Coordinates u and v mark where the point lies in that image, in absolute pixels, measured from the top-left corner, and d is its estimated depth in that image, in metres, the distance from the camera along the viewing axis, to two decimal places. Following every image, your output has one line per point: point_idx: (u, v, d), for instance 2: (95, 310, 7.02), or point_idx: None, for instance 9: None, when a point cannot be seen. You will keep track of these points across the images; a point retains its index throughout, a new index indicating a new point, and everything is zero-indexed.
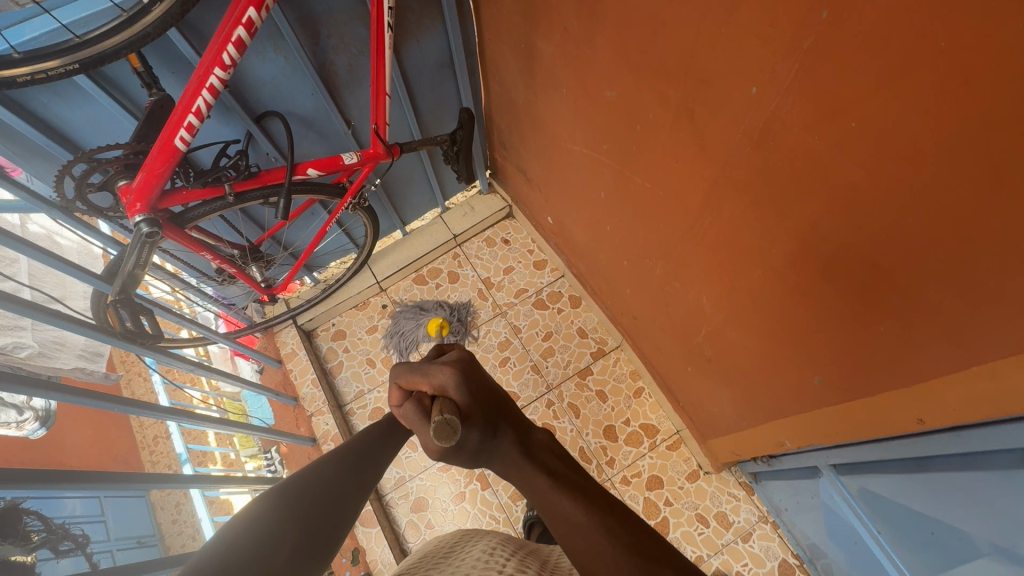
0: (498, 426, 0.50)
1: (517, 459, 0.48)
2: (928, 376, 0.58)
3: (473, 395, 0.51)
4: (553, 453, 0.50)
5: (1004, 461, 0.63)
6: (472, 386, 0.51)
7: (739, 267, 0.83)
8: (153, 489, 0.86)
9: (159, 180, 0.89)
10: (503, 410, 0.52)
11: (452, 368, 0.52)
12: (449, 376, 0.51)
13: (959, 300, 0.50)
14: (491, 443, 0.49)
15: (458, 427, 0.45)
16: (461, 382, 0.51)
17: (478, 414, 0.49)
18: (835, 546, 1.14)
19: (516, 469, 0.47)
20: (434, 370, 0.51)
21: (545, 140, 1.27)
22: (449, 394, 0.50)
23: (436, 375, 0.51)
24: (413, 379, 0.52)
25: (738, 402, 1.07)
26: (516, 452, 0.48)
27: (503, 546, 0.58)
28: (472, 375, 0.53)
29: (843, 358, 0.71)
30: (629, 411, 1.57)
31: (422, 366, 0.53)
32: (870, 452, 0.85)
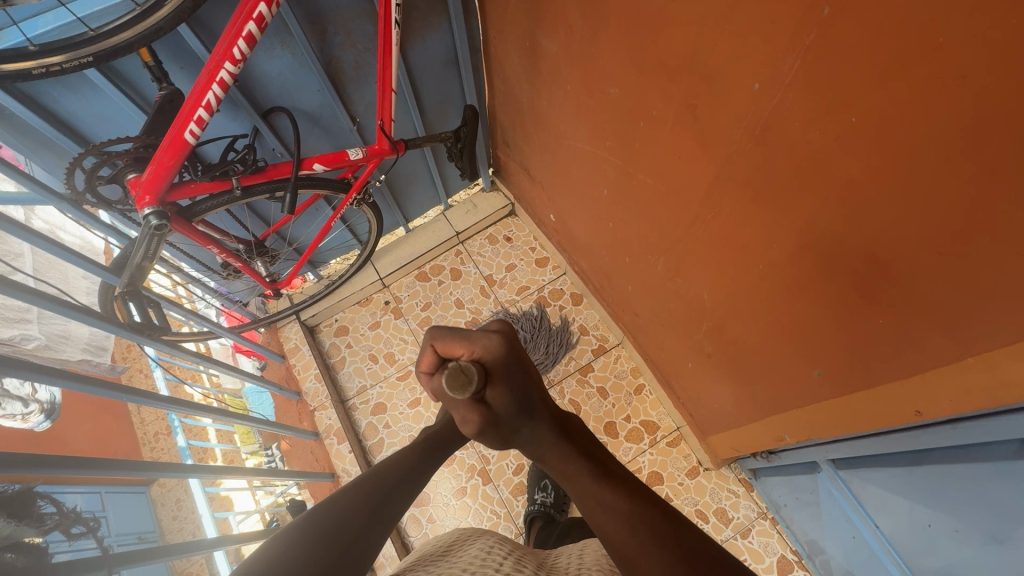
0: (535, 410, 0.50)
1: (551, 441, 0.50)
2: (924, 368, 0.60)
3: (516, 369, 0.48)
4: (586, 439, 0.53)
5: (1000, 452, 0.64)
6: (514, 358, 0.48)
7: (740, 263, 0.84)
8: (152, 477, 0.86)
9: (168, 173, 0.89)
10: (538, 389, 0.51)
11: (499, 335, 0.48)
12: (495, 345, 0.47)
13: (956, 293, 0.51)
14: (526, 422, 0.50)
15: (474, 376, 0.45)
16: (505, 353, 0.48)
17: (514, 385, 0.48)
18: (835, 542, 1.15)
19: (550, 450, 0.50)
20: (479, 335, 0.46)
21: (549, 137, 1.28)
22: (489, 364, 0.47)
23: (479, 342, 0.47)
24: (449, 344, 0.47)
25: (738, 397, 1.09)
26: (548, 432, 0.50)
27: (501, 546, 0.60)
28: (517, 347, 0.49)
29: (840, 351, 0.72)
30: (629, 408, 1.58)
31: (462, 330, 0.47)
32: (868, 446, 0.87)
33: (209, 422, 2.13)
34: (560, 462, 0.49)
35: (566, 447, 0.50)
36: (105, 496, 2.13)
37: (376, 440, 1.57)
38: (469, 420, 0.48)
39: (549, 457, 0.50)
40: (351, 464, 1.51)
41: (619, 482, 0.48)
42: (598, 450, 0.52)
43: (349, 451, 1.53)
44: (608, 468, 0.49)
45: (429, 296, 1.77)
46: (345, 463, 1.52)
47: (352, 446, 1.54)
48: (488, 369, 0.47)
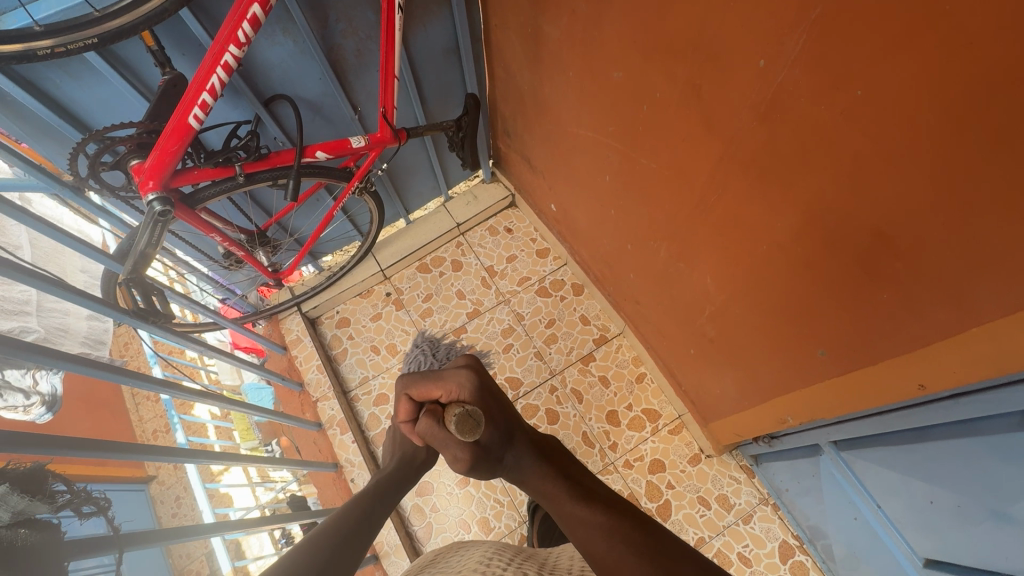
0: (511, 434, 0.58)
1: (531, 461, 0.57)
2: (928, 341, 0.60)
3: (488, 396, 0.58)
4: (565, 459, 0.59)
5: (1000, 426, 0.65)
6: (486, 390, 0.58)
7: (743, 245, 0.84)
8: (147, 460, 0.81)
9: (172, 159, 0.89)
10: (512, 417, 0.59)
11: (468, 372, 0.58)
12: (464, 380, 0.57)
13: (961, 262, 0.52)
14: (507, 448, 0.57)
15: (481, 419, 0.55)
16: (477, 385, 0.57)
17: (493, 419, 0.57)
18: (836, 524, 1.17)
19: (532, 473, 0.56)
20: (450, 375, 0.57)
21: (551, 126, 1.28)
22: (464, 397, 0.57)
23: (450, 381, 0.57)
24: (425, 388, 0.58)
25: (740, 381, 1.09)
26: (530, 453, 0.57)
27: (498, 551, 0.66)
28: (486, 378, 0.59)
29: (843, 328, 0.73)
30: (631, 396, 1.58)
31: (434, 375, 0.58)
32: (871, 425, 0.87)
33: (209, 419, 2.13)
34: (542, 483, 0.54)
35: (545, 468, 0.56)
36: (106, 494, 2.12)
37: (379, 432, 1.57)
38: (459, 457, 0.57)
39: (532, 480, 0.55)
40: (355, 454, 1.51)
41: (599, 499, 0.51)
42: (568, 464, 0.57)
43: (352, 441, 1.53)
44: (587, 489, 0.52)
45: (430, 288, 1.77)
46: (349, 453, 1.52)
47: (355, 436, 1.54)
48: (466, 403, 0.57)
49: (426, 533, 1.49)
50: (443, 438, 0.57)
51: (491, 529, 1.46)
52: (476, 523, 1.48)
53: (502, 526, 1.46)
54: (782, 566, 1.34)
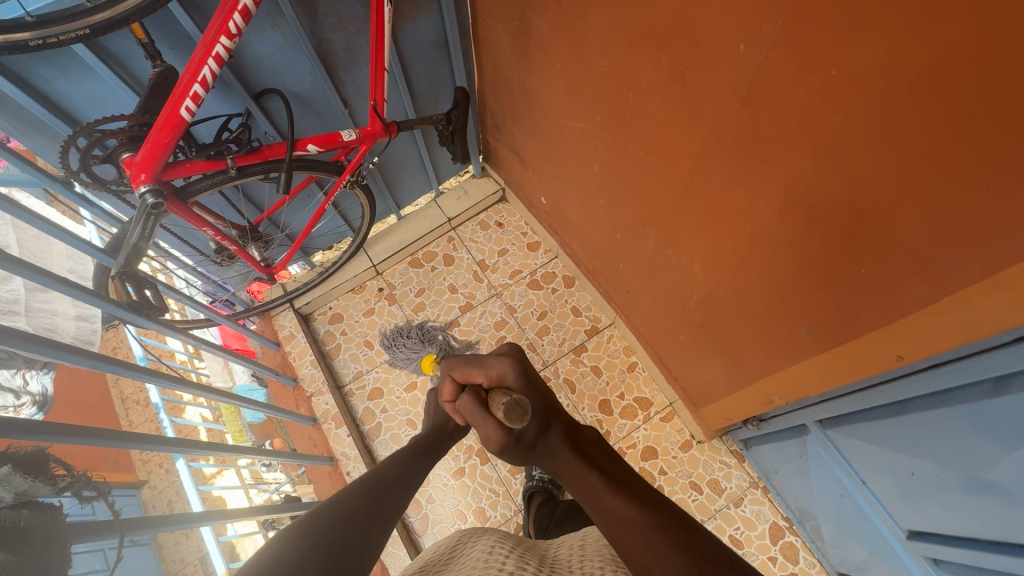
0: (547, 423, 0.56)
1: (569, 456, 0.53)
2: (903, 312, 0.63)
3: (527, 386, 0.58)
4: (600, 451, 0.56)
5: (974, 395, 0.68)
6: (526, 380, 0.59)
7: (728, 228, 0.87)
8: (136, 449, 0.79)
9: (164, 151, 0.90)
10: (550, 406, 0.58)
11: (510, 361, 0.60)
12: (507, 368, 0.59)
13: (933, 234, 0.54)
14: (544, 438, 0.55)
15: (527, 408, 0.54)
16: (517, 374, 0.59)
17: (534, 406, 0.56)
18: (824, 504, 1.20)
19: (567, 464, 0.53)
20: (493, 362, 0.60)
21: (539, 118, 1.30)
22: (507, 383, 0.59)
23: (493, 366, 0.60)
24: (469, 371, 0.60)
25: (728, 364, 1.12)
26: (565, 446, 0.54)
27: (499, 546, 0.62)
28: (526, 370, 0.60)
29: (825, 306, 0.75)
30: (623, 385, 1.61)
31: (479, 360, 0.61)
32: (854, 402, 0.90)
33: (201, 420, 2.11)
34: (577, 475, 0.51)
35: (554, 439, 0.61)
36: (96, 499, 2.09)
37: (375, 427, 1.58)
38: (491, 438, 0.54)
39: (568, 472, 0.52)
40: (350, 448, 1.51)
41: (631, 489, 0.49)
42: (604, 458, 0.54)
43: (347, 435, 1.53)
44: (621, 481, 0.50)
45: (422, 282, 1.78)
46: (344, 447, 1.52)
47: (350, 430, 1.54)
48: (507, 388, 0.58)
49: (422, 525, 1.49)
50: (481, 417, 0.55)
51: (487, 519, 1.48)
52: (472, 512, 1.49)
53: (498, 515, 1.48)
54: (773, 547, 1.38)
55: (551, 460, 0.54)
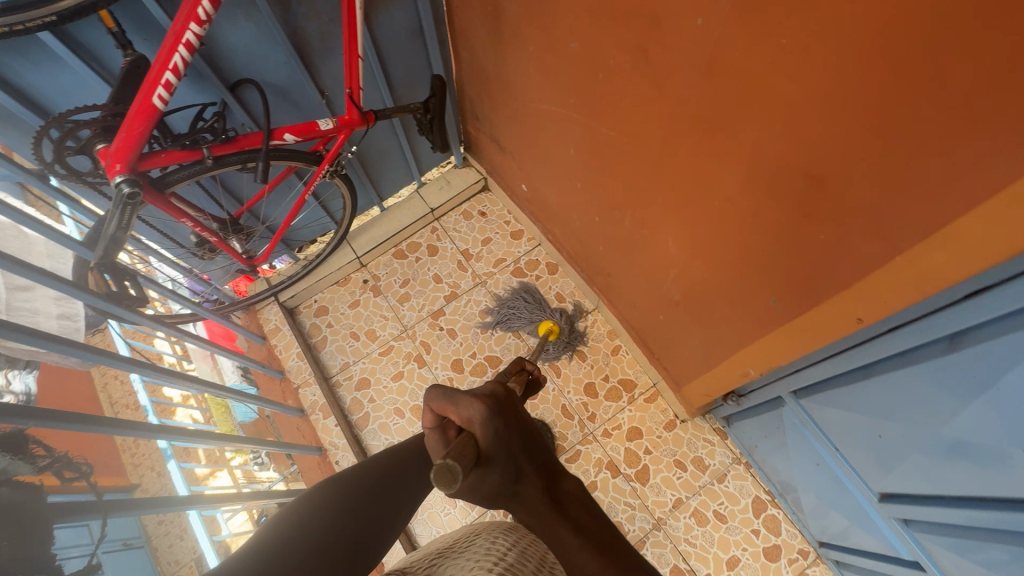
0: (520, 470, 0.48)
1: (543, 510, 0.46)
2: (860, 274, 0.66)
3: (497, 434, 0.49)
4: (580, 504, 0.48)
5: (929, 355, 0.71)
6: (499, 426, 0.50)
7: (697, 202, 0.89)
8: (112, 433, 0.79)
9: (138, 140, 0.90)
10: (528, 449, 0.50)
11: (483, 403, 0.51)
12: (478, 412, 0.50)
13: (881, 194, 0.57)
14: (511, 488, 0.47)
15: (457, 469, 0.42)
16: (487, 420, 0.50)
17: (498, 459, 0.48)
18: (802, 475, 1.24)
19: (537, 519, 0.46)
20: (462, 401, 0.51)
21: (516, 104, 1.31)
22: (475, 430, 0.49)
23: (465, 407, 0.51)
24: (441, 408, 0.52)
25: (705, 341, 1.14)
26: (542, 500, 0.46)
27: (501, 538, 0.64)
28: (501, 414, 0.51)
29: (789, 274, 0.78)
30: (607, 367, 1.63)
31: (453, 395, 0.52)
32: (823, 370, 0.93)
33: (188, 422, 2.09)
34: (547, 530, 0.46)
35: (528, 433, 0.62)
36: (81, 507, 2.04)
37: (364, 418, 1.59)
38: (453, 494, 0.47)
39: (537, 526, 0.46)
40: (338, 437, 1.52)
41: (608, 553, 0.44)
42: (585, 513, 0.47)
43: (335, 425, 1.54)
44: (595, 537, 0.45)
45: (407, 273, 1.79)
46: (332, 437, 1.53)
47: (338, 420, 1.55)
48: (473, 434, 0.49)
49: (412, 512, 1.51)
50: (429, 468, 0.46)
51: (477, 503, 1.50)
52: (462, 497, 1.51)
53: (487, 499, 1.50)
54: (755, 520, 1.42)
55: (523, 511, 0.47)
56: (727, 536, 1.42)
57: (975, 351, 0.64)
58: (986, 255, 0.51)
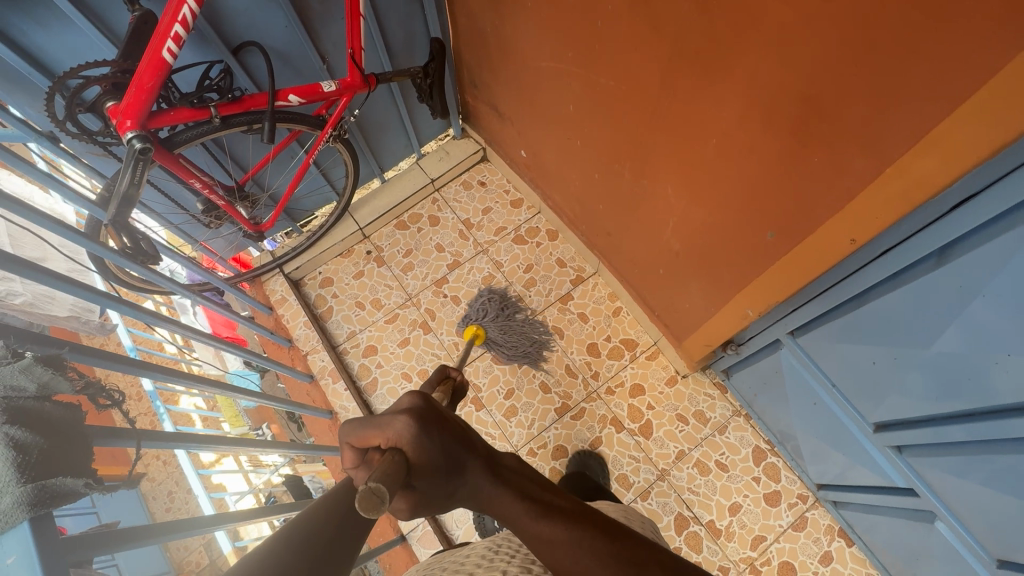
0: (462, 461, 0.46)
1: (490, 490, 0.46)
2: (851, 194, 0.69)
3: (432, 442, 0.45)
4: (523, 476, 0.49)
5: (920, 274, 0.74)
6: (431, 432, 0.45)
7: (694, 145, 0.92)
8: (94, 363, 0.74)
9: (149, 95, 0.91)
10: (467, 442, 0.47)
11: (407, 415, 0.45)
12: (403, 428, 0.44)
13: (873, 108, 0.60)
14: (457, 480, 0.46)
15: (388, 497, 0.38)
16: (418, 431, 0.44)
17: (437, 466, 0.45)
18: (801, 420, 1.28)
19: (488, 499, 0.46)
20: (384, 420, 0.45)
21: (514, 66, 1.33)
22: (403, 448, 0.44)
23: (391, 427, 0.44)
24: (363, 435, 0.45)
25: (705, 288, 1.18)
26: (486, 478, 0.46)
27: (494, 537, 0.74)
28: (430, 424, 0.45)
29: (786, 204, 0.81)
30: (609, 328, 1.66)
31: (373, 418, 0.45)
32: (819, 305, 0.97)
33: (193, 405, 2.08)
34: (501, 507, 0.46)
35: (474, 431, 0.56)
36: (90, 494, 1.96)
37: (373, 385, 1.62)
38: (399, 508, 0.46)
39: (490, 505, 0.47)
40: (348, 400, 1.56)
41: (555, 512, 0.46)
42: (528, 483, 0.49)
43: (344, 389, 1.58)
44: (542, 502, 0.46)
45: (409, 244, 1.81)
46: (342, 400, 1.56)
47: (347, 384, 1.58)
48: (403, 450, 0.44)
49: None
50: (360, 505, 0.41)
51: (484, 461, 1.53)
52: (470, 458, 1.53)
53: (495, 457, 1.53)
54: (756, 468, 1.47)
55: (468, 495, 0.47)
56: (729, 484, 1.47)
57: (961, 263, 0.68)
58: (968, 156, 0.54)
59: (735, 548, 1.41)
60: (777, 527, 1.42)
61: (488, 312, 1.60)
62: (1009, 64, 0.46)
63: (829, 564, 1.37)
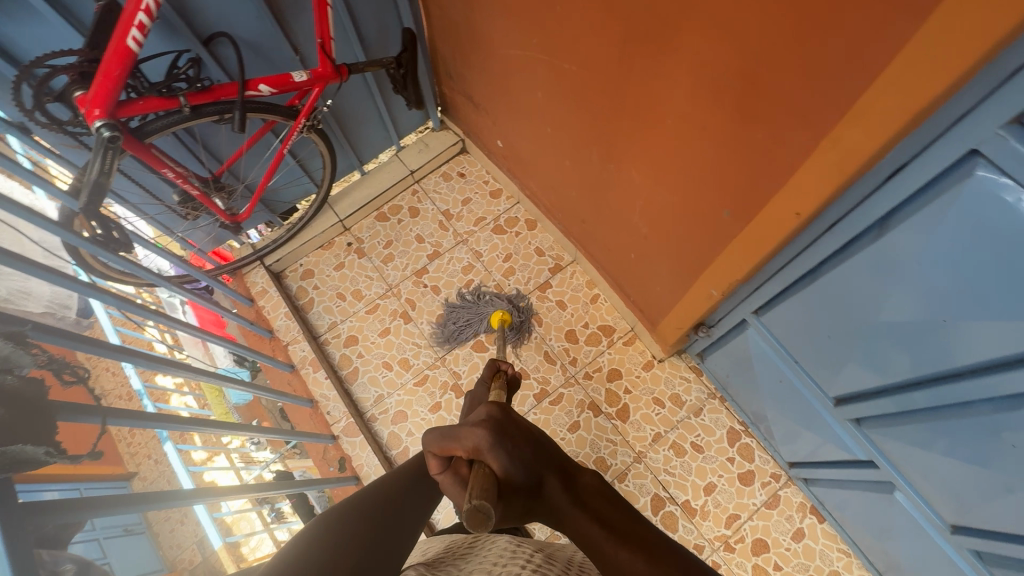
0: (543, 476, 0.57)
1: (568, 506, 0.54)
2: (795, 167, 0.71)
3: (507, 453, 0.57)
4: (601, 496, 0.56)
5: (864, 246, 0.77)
6: (505, 443, 0.57)
7: (652, 126, 0.94)
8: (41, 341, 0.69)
9: (116, 84, 0.93)
10: (544, 456, 0.58)
11: (483, 428, 0.59)
12: (482, 439, 0.58)
13: (807, 81, 0.62)
14: (535, 493, 0.56)
15: (491, 513, 0.50)
16: (494, 443, 0.57)
17: (523, 482, 0.56)
18: (771, 399, 1.31)
19: (567, 515, 0.54)
20: (465, 434, 0.59)
21: (485, 54, 1.34)
22: (484, 456, 0.57)
23: (468, 437, 0.59)
24: (447, 446, 0.60)
25: (673, 270, 1.20)
26: (562, 497, 0.55)
27: (519, 538, 0.77)
28: (504, 435, 0.58)
29: (737, 180, 0.83)
30: (587, 315, 1.69)
31: (455, 432, 0.60)
32: (778, 282, 0.99)
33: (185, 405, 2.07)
34: (580, 524, 0.53)
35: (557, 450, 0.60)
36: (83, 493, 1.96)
37: (355, 375, 1.64)
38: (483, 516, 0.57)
39: (568, 521, 0.54)
40: (329, 389, 1.57)
41: (631, 541, 0.50)
42: (605, 504, 0.55)
43: (325, 377, 1.59)
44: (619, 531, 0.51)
45: (390, 235, 1.83)
46: (323, 389, 1.58)
47: (327, 373, 1.60)
48: (486, 461, 0.57)
49: (402, 455, 1.52)
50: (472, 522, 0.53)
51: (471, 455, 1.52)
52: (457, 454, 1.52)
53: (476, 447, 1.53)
54: (730, 449, 1.50)
55: (551, 510, 0.55)
56: (704, 465, 1.50)
57: (898, 233, 0.70)
58: (892, 125, 0.57)
59: (709, 526, 1.44)
60: (751, 506, 1.45)
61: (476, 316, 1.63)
62: (923, 27, 0.48)
63: (801, 540, 1.40)
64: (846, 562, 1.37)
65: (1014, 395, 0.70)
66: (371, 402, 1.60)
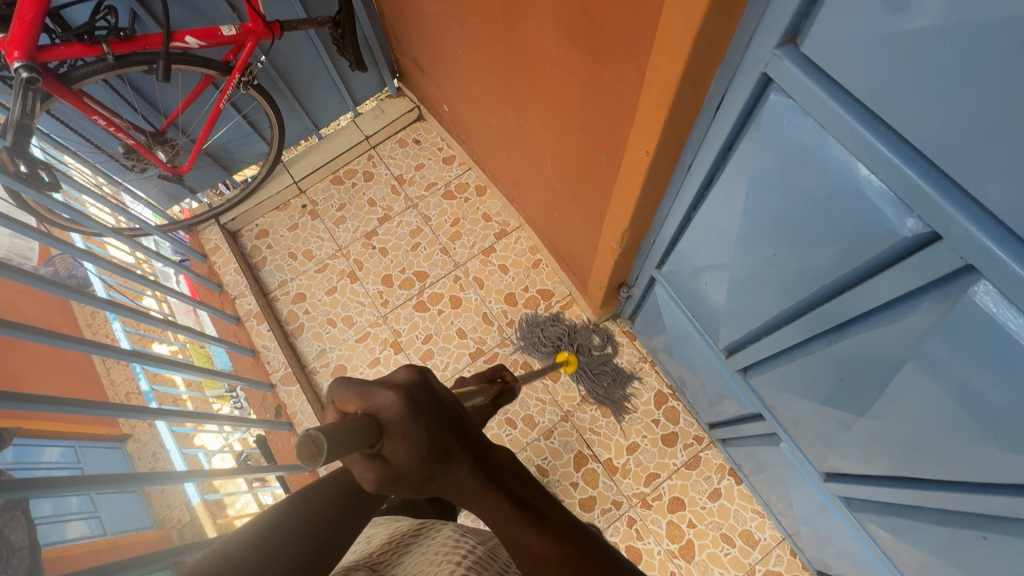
0: (451, 452, 0.43)
1: (477, 485, 0.43)
2: (636, 102, 0.74)
3: (419, 426, 0.41)
4: (517, 475, 0.46)
5: (716, 185, 0.79)
6: (417, 412, 0.41)
7: (539, 75, 0.96)
8: None
9: (31, 27, 0.99)
10: (461, 432, 0.44)
11: (395, 390, 0.41)
12: (392, 403, 0.41)
13: (623, 12, 0.65)
14: (441, 470, 0.42)
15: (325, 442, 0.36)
16: (405, 411, 0.41)
17: (430, 456, 0.42)
18: (686, 360, 1.32)
19: (473, 494, 0.43)
20: (372, 391, 0.41)
21: (416, 13, 1.37)
22: (385, 422, 0.40)
23: (376, 397, 0.41)
24: (347, 400, 0.41)
25: (585, 227, 1.22)
26: (472, 478, 0.43)
27: (462, 537, 0.57)
28: (421, 404, 0.42)
29: (603, 124, 0.86)
30: (528, 279, 1.71)
31: (360, 383, 0.42)
32: (667, 232, 1.01)
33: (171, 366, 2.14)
34: (486, 501, 0.43)
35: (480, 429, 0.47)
36: (78, 450, 2.05)
37: (300, 330, 1.70)
38: (365, 477, 0.43)
39: (473, 499, 0.43)
40: (270, 340, 1.64)
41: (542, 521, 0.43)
42: (517, 483, 0.45)
43: (267, 330, 1.66)
44: (536, 510, 0.44)
45: (343, 198, 1.88)
46: (265, 340, 1.65)
47: (270, 325, 1.66)
48: (384, 426, 0.41)
49: None
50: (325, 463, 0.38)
51: None
52: None
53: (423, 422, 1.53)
54: (656, 411, 1.53)
55: (453, 489, 0.43)
56: (628, 425, 1.53)
57: (733, 167, 0.73)
58: (682, 51, 0.59)
59: (629, 484, 1.47)
60: (671, 466, 1.48)
61: (559, 337, 1.58)
62: None
63: (717, 500, 1.43)
64: (759, 522, 1.41)
65: (838, 329, 0.71)
66: (315, 356, 1.67)
